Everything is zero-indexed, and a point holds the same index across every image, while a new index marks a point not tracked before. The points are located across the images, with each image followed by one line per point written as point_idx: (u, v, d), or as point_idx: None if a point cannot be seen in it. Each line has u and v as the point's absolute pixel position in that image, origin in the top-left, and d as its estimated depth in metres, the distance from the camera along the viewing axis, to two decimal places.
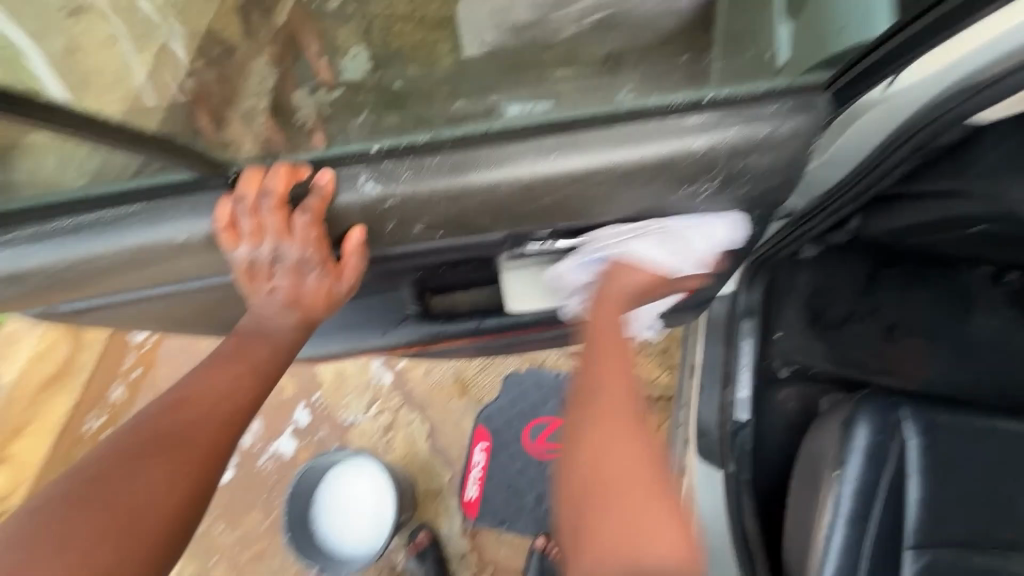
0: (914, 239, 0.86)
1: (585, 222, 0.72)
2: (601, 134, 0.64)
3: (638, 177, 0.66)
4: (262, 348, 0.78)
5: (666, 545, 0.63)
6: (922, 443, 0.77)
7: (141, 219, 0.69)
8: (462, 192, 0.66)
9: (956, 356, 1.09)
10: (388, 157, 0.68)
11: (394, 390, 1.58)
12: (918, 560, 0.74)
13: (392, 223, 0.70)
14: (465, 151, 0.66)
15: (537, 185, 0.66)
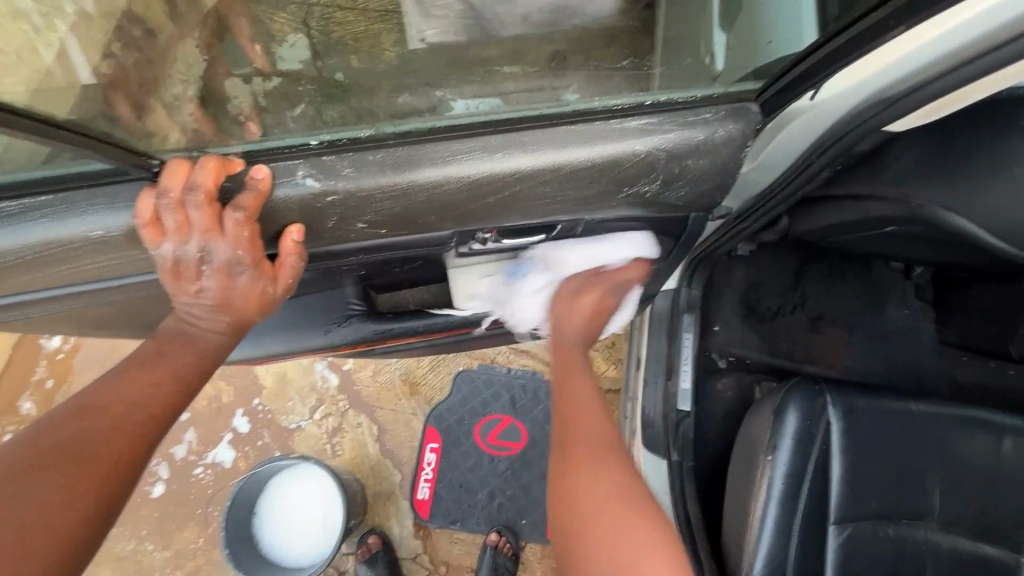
0: (837, 237, 0.93)
1: (528, 221, 0.72)
2: (546, 134, 0.64)
3: (579, 180, 0.66)
4: (188, 349, 0.72)
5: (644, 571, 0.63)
6: (843, 425, 0.84)
7: (56, 213, 0.64)
8: (407, 189, 0.65)
9: (873, 344, 1.19)
10: (329, 152, 0.65)
11: (342, 392, 1.54)
12: (840, 534, 0.81)
13: (332, 219, 0.67)
14: (410, 148, 0.65)
15: (483, 185, 0.65)
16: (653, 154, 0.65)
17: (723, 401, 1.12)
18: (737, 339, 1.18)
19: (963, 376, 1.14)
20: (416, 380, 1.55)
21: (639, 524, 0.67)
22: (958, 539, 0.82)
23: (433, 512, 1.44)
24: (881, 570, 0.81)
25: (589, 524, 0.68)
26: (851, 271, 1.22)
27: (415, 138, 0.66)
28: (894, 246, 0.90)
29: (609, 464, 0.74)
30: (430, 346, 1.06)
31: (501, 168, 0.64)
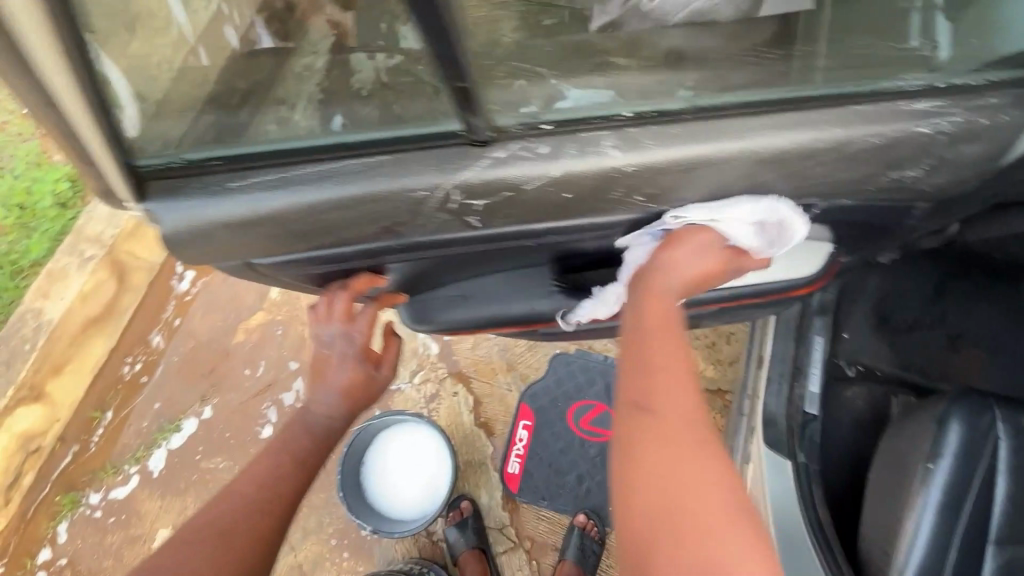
0: (1018, 249, 0.89)
1: (782, 202, 0.72)
2: (820, 110, 0.65)
3: (839, 160, 0.67)
4: (318, 450, 0.90)
5: None
6: (1012, 444, 0.80)
7: (395, 169, 0.66)
8: (678, 161, 0.66)
9: (1020, 371, 1.12)
10: (637, 121, 0.66)
11: (441, 360, 1.60)
12: (1001, 552, 0.78)
13: (621, 188, 0.68)
14: (703, 123, 0.65)
15: (742, 160, 0.66)
16: (933, 136, 0.66)
17: (853, 409, 1.08)
18: (867, 350, 1.15)
19: None
20: (513, 357, 1.59)
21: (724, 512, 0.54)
22: None
23: (521, 487, 1.47)
24: None
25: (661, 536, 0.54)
26: (998, 291, 1.16)
27: (666, 117, 0.66)
28: None
29: (681, 458, 0.57)
30: (593, 332, 1.07)
31: (766, 151, 0.66)
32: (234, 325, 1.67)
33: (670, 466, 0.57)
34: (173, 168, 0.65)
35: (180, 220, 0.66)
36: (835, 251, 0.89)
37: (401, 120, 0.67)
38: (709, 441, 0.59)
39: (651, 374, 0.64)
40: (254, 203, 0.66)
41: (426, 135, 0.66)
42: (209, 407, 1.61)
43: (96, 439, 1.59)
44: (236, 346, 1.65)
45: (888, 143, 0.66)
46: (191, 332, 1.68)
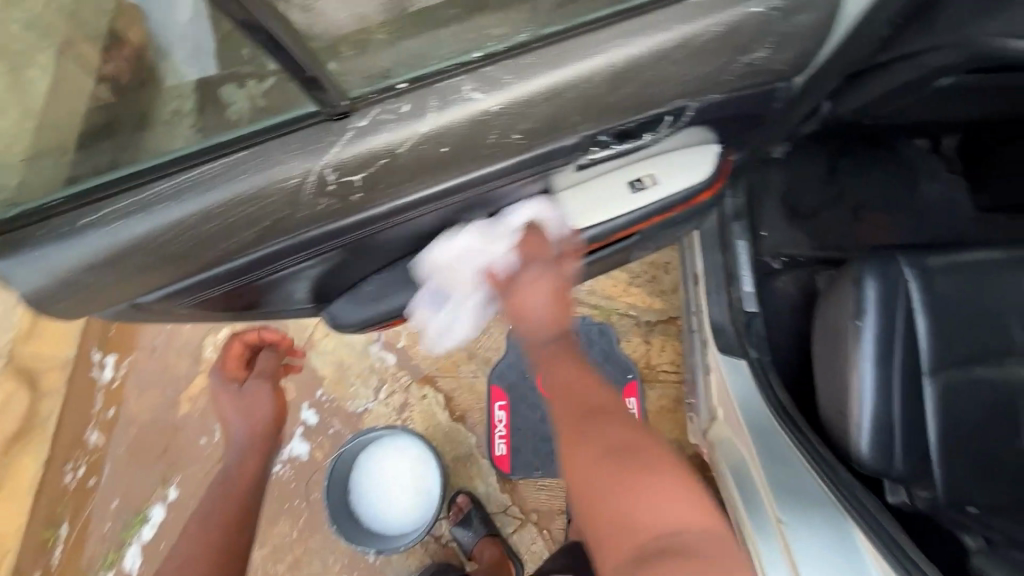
0: (883, 109, 0.96)
1: (645, 112, 0.75)
2: (655, 17, 0.67)
3: (687, 57, 0.70)
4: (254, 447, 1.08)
5: (679, 516, 0.62)
6: (921, 283, 0.88)
7: (251, 168, 0.67)
8: (546, 94, 0.68)
9: (916, 221, 1.23)
10: (489, 62, 0.67)
11: (401, 369, 1.57)
12: (936, 383, 0.85)
13: (495, 132, 0.70)
14: (553, 50, 0.67)
15: (601, 80, 0.69)
16: (768, 13, 0.69)
17: (786, 297, 1.15)
18: (786, 240, 1.22)
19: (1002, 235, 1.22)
20: (471, 345, 1.58)
21: (671, 496, 0.64)
22: None
23: (513, 465, 1.48)
24: (980, 408, 0.85)
25: (605, 522, 0.64)
26: (880, 157, 1.27)
27: (515, 50, 0.67)
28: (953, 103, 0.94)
29: (620, 461, 0.67)
30: None
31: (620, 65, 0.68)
32: (175, 397, 1.56)
33: (586, 443, 0.69)
34: (17, 219, 0.65)
35: (56, 275, 0.67)
36: (722, 148, 0.95)
37: (252, 120, 0.68)
38: (639, 447, 0.68)
39: (563, 373, 0.77)
40: (113, 238, 0.67)
41: (280, 125, 0.67)
42: (174, 487, 1.51)
43: (58, 558, 1.47)
44: (184, 418, 1.55)
45: (728, 28, 0.69)
46: (130, 418, 1.56)
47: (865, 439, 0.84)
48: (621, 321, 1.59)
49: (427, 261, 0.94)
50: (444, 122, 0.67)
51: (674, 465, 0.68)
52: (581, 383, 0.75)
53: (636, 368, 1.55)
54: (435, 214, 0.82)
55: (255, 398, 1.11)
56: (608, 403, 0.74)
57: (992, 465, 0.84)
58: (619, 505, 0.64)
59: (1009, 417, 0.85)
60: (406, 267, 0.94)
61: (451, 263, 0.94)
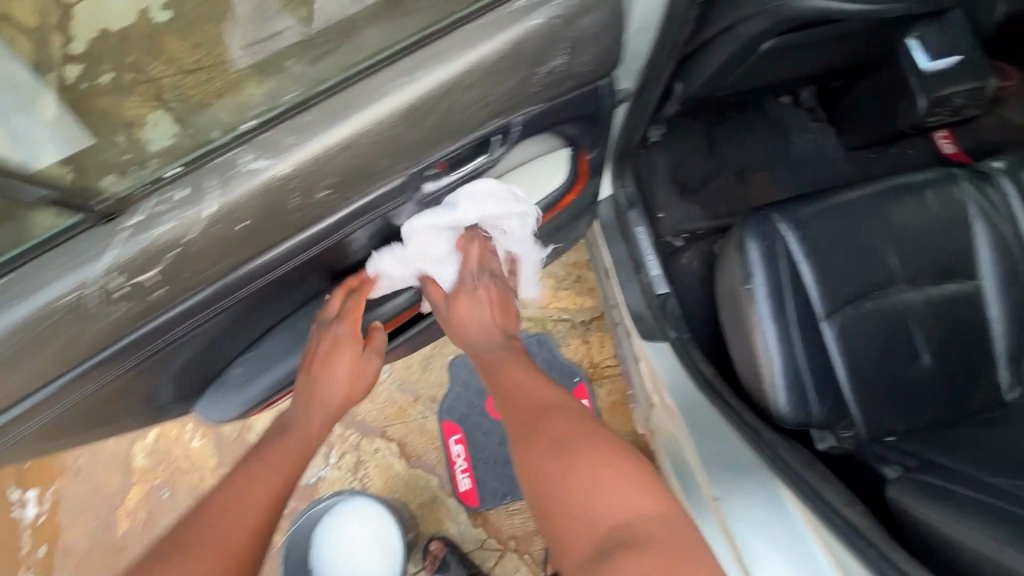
0: (729, 80, 0.98)
1: (459, 140, 0.71)
2: (440, 47, 0.63)
3: (486, 82, 0.66)
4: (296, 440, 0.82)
5: (624, 502, 0.61)
6: (799, 235, 0.91)
7: (18, 294, 0.58)
8: (340, 147, 0.62)
9: (795, 173, 1.30)
10: (267, 128, 0.62)
11: (348, 427, 1.52)
12: (834, 323, 0.88)
13: (294, 197, 0.64)
14: (333, 103, 0.62)
15: (400, 122, 0.64)
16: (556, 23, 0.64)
17: (692, 271, 1.19)
18: (684, 217, 1.26)
19: (875, 169, 1.29)
20: (414, 386, 1.55)
21: (619, 473, 0.65)
22: (926, 288, 0.91)
23: (481, 497, 1.45)
24: (877, 340, 0.89)
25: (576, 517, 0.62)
26: (752, 120, 1.32)
27: (295, 109, 0.62)
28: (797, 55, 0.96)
29: (603, 449, 0.67)
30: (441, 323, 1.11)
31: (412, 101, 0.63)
32: (112, 516, 1.45)
33: (557, 441, 0.70)
34: None
35: None
36: (574, 150, 0.94)
37: (20, 239, 0.60)
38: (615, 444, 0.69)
39: (507, 387, 0.82)
40: None
41: (51, 240, 0.60)
42: None
43: None
44: (126, 535, 1.45)
45: (515, 49, 0.65)
46: (65, 551, 1.44)
47: (780, 395, 0.86)
48: (558, 327, 1.59)
49: (294, 329, 0.87)
50: (233, 199, 0.61)
51: (627, 457, 0.67)
52: (578, 425, 0.72)
53: (582, 369, 1.56)
54: (277, 289, 0.77)
55: (361, 362, 0.88)
56: (579, 422, 0.73)
57: (901, 392, 0.88)
58: (574, 484, 0.64)
59: (905, 342, 0.89)
60: (267, 343, 0.85)
61: (322, 325, 0.88)
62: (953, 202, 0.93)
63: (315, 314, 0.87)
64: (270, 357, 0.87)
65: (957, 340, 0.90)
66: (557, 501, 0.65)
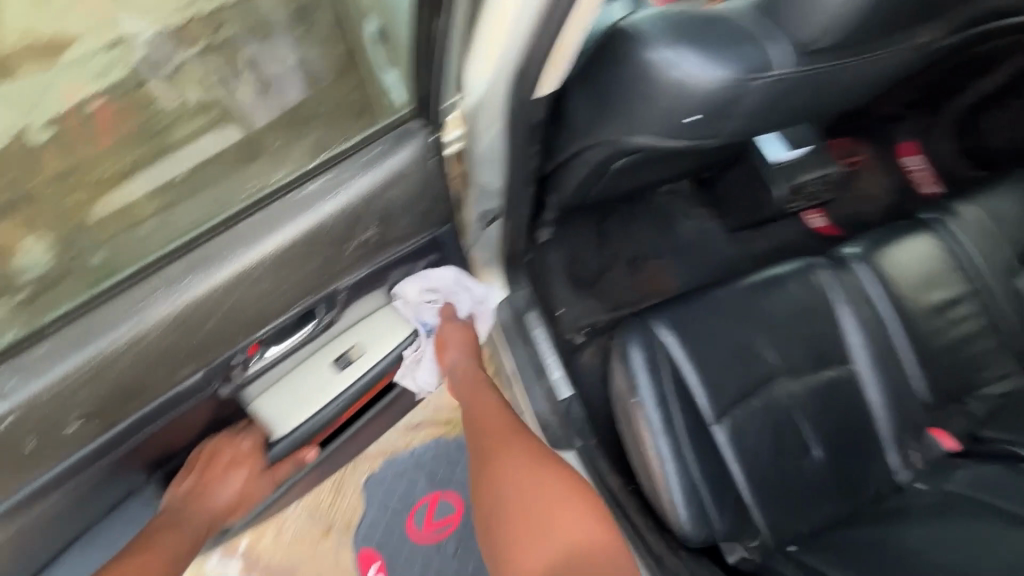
0: (596, 191, 1.01)
1: (265, 322, 0.73)
2: (221, 242, 0.66)
3: (277, 267, 0.69)
4: (178, 538, 0.76)
5: (565, 530, 0.70)
6: (679, 339, 0.91)
7: None
8: (106, 360, 0.61)
9: (683, 258, 1.34)
10: (14, 355, 0.59)
11: (250, 574, 1.34)
12: (723, 428, 0.87)
13: (67, 423, 0.63)
14: (89, 320, 0.61)
15: (186, 319, 0.65)
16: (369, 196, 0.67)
17: (593, 370, 1.17)
18: (583, 312, 1.25)
19: (754, 248, 1.36)
20: (325, 515, 1.40)
21: (583, 518, 0.72)
22: (805, 378, 0.93)
23: None
24: (768, 440, 0.88)
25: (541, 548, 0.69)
26: (639, 209, 1.37)
27: (52, 328, 0.61)
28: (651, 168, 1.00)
29: (569, 498, 0.75)
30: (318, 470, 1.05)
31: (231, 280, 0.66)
32: None
33: (520, 478, 0.79)
34: None
35: None
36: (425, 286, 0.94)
37: None
38: (585, 493, 0.77)
39: (495, 474, 0.82)
40: None
41: None
42: None
43: None
44: None
45: (347, 216, 0.72)
46: None
47: (681, 514, 0.82)
48: None
49: (118, 523, 0.81)
50: (19, 407, 0.58)
51: (599, 511, 0.74)
52: (545, 471, 0.80)
53: None
54: (81, 496, 0.73)
55: (255, 484, 0.85)
56: (548, 458, 0.83)
57: (797, 492, 0.86)
58: (544, 522, 0.72)
59: (795, 438, 0.89)
60: (92, 545, 0.80)
61: (143, 511, 0.83)
62: (815, 290, 0.98)
63: (144, 500, 0.83)
64: (92, 561, 0.79)
65: (843, 428, 0.91)
66: (524, 531, 0.72)
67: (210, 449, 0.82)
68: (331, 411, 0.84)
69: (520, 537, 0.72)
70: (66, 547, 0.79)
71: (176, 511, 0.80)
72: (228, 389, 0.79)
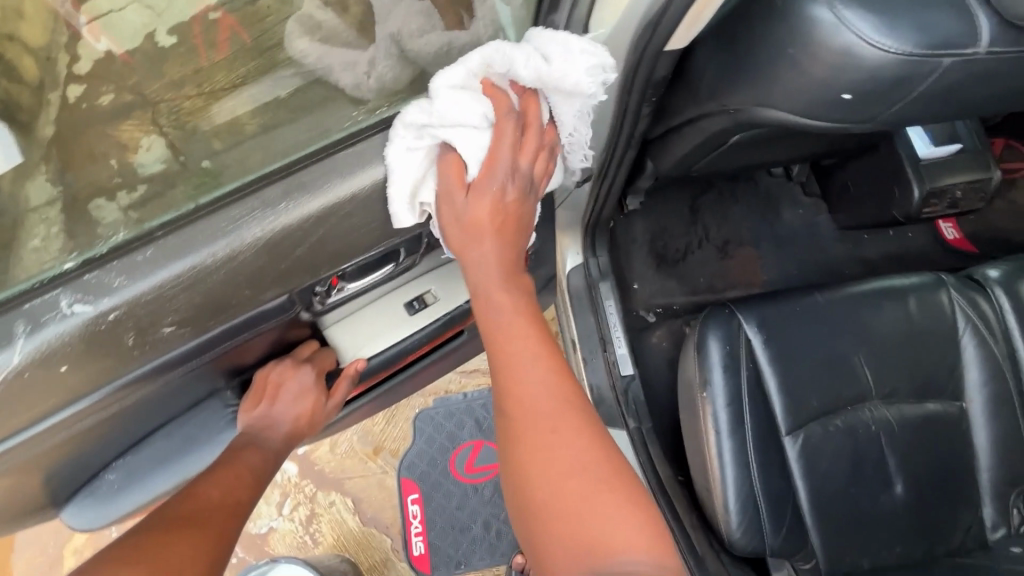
0: (702, 164, 0.92)
1: (361, 256, 0.69)
2: (318, 168, 0.60)
3: (378, 202, 0.64)
4: (256, 456, 0.77)
5: (616, 537, 0.52)
6: (765, 339, 0.84)
7: None
8: (198, 276, 0.57)
9: (781, 250, 1.23)
10: (87, 270, 0.55)
11: (304, 477, 1.46)
12: (796, 441, 0.80)
13: (131, 334, 0.57)
14: (179, 235, 0.56)
15: (280, 243, 0.60)
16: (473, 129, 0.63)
17: (661, 352, 1.12)
18: (660, 290, 1.19)
19: (865, 252, 1.22)
20: (376, 438, 1.49)
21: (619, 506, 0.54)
22: (903, 406, 0.83)
23: (434, 563, 1.39)
24: (845, 463, 0.80)
25: (545, 496, 0.55)
26: (741, 190, 1.26)
27: (133, 242, 0.56)
28: (771, 146, 0.90)
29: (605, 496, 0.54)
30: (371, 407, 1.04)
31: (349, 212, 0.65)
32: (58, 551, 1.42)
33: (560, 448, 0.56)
34: None
35: None
36: None
37: None
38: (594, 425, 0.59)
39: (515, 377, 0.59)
40: None
41: None
42: None
43: None
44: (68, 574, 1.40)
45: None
46: None
47: (732, 519, 0.78)
48: None
49: (191, 427, 0.79)
50: (122, 306, 0.55)
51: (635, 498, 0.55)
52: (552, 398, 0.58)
53: None
54: (146, 413, 0.70)
55: (319, 411, 0.83)
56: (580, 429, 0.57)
57: (866, 523, 0.79)
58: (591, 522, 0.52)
59: (876, 467, 0.81)
60: (170, 444, 0.78)
61: (216, 423, 0.81)
62: (937, 310, 0.86)
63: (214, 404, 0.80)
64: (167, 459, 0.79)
65: (935, 469, 0.82)
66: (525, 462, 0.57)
67: (276, 375, 0.78)
68: (398, 354, 0.83)
69: (517, 467, 0.58)
70: (145, 437, 0.77)
71: (250, 431, 0.80)
72: (306, 316, 0.75)
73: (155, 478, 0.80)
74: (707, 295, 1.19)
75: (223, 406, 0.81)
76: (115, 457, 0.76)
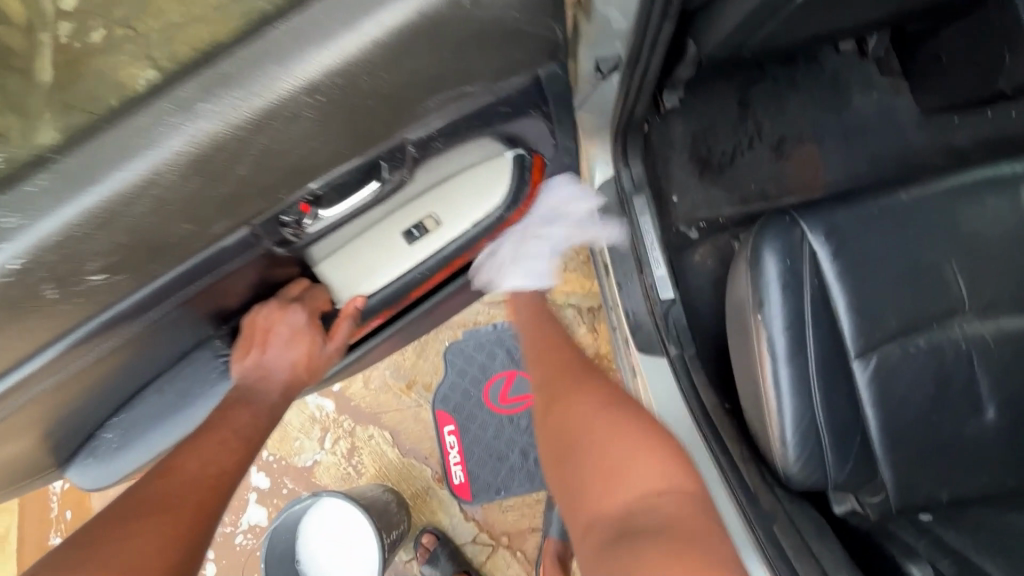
0: (756, 38, 0.75)
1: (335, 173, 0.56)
2: (251, 48, 0.44)
3: (343, 98, 0.48)
4: (246, 413, 0.75)
5: (647, 479, 0.63)
6: (834, 250, 0.71)
7: None
8: (119, 208, 0.44)
9: (849, 145, 1.04)
10: None
11: (342, 413, 1.48)
12: (868, 365, 0.69)
13: (49, 287, 0.46)
14: (83, 153, 0.43)
15: (218, 160, 0.46)
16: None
17: (706, 270, 1.00)
18: (703, 201, 1.05)
19: (954, 139, 1.02)
20: (408, 373, 1.47)
21: (652, 463, 0.65)
22: (1002, 318, 0.70)
23: (474, 492, 1.39)
24: (927, 388, 0.70)
25: (615, 495, 0.63)
26: (800, 76, 1.06)
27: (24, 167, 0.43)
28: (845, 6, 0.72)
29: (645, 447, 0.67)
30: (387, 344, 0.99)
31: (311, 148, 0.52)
32: None
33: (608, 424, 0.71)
34: None
35: None
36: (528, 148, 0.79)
37: None
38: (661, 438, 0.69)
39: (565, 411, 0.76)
40: None
41: None
42: None
43: None
44: None
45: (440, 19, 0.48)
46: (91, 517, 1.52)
47: (790, 452, 0.70)
48: (562, 313, 1.45)
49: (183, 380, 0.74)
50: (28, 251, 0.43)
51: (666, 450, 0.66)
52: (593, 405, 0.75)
53: None
54: (120, 368, 0.62)
55: (316, 355, 0.81)
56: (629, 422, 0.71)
57: (949, 451, 0.70)
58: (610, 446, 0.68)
59: (963, 391, 0.70)
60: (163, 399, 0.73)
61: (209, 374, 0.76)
62: None
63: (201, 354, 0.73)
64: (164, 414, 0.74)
65: None
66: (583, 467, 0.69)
67: (261, 317, 0.73)
68: (398, 289, 0.79)
69: (582, 490, 0.67)
70: (137, 394, 0.72)
71: (243, 385, 0.77)
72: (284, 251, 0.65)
73: (156, 433, 0.76)
74: (757, 203, 1.04)
75: (213, 356, 0.75)
76: (110, 416, 0.72)
